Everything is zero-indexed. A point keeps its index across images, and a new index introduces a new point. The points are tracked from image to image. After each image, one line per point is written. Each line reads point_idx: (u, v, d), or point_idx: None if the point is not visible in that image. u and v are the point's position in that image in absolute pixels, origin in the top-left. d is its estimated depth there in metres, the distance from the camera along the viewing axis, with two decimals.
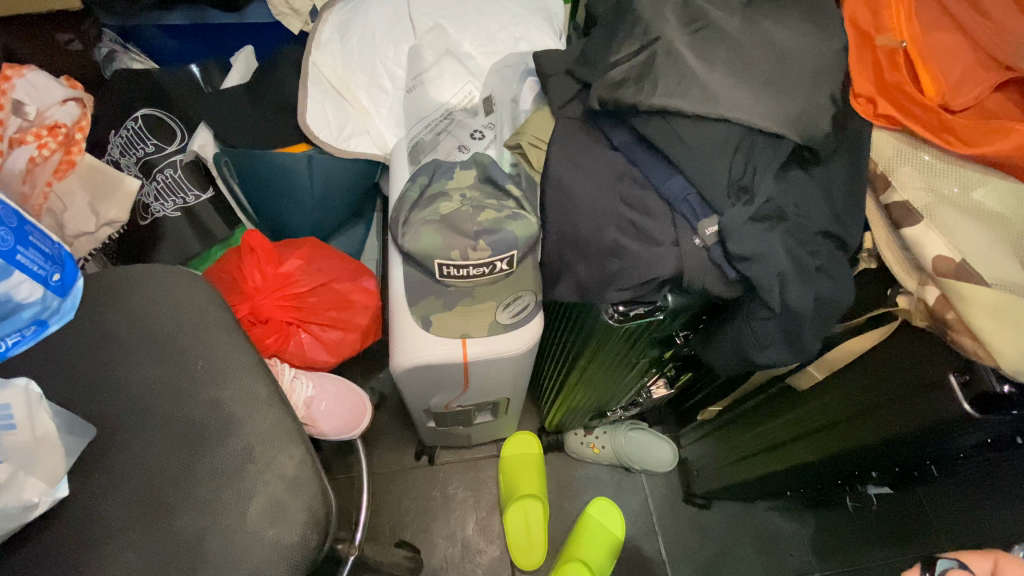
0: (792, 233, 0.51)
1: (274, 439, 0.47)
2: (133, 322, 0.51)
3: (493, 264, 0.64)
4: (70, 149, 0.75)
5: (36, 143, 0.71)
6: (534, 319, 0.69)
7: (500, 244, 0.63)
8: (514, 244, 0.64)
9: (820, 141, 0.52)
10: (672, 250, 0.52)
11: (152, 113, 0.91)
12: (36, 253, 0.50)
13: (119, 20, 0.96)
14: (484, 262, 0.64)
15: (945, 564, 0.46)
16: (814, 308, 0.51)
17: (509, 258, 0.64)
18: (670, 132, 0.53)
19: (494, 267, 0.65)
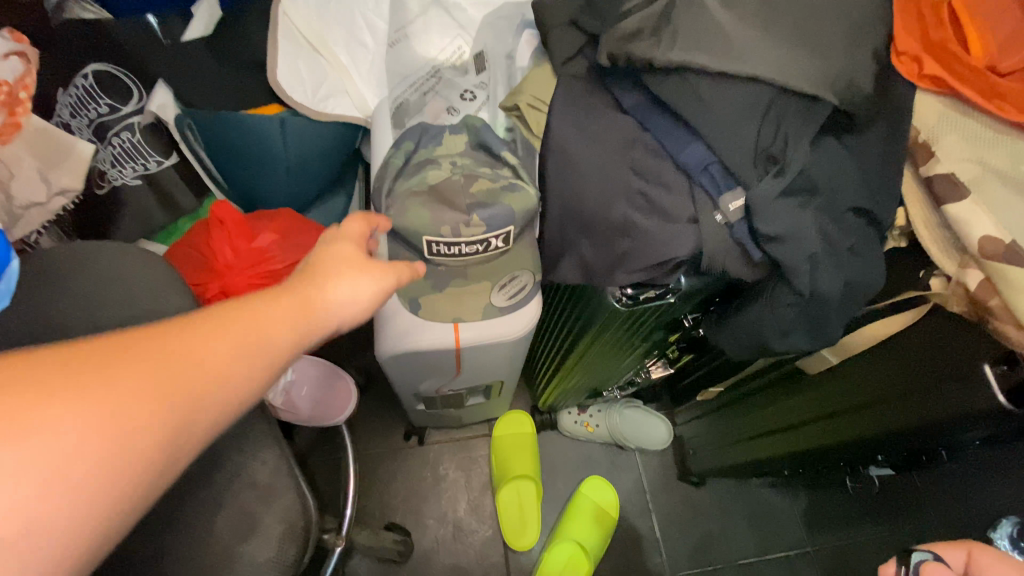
0: (824, 210, 0.46)
1: (243, 444, 0.42)
2: (79, 310, 0.45)
3: (487, 241, 0.58)
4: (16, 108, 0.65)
5: None
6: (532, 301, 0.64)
7: (496, 219, 0.57)
8: (511, 219, 0.57)
9: (860, 104, 0.46)
10: (689, 227, 0.47)
11: (103, 67, 0.79)
12: None
13: None
14: (478, 239, 0.58)
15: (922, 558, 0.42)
16: (843, 293, 0.47)
17: (506, 235, 0.58)
18: (690, 94, 0.47)
19: (489, 244, 0.58)
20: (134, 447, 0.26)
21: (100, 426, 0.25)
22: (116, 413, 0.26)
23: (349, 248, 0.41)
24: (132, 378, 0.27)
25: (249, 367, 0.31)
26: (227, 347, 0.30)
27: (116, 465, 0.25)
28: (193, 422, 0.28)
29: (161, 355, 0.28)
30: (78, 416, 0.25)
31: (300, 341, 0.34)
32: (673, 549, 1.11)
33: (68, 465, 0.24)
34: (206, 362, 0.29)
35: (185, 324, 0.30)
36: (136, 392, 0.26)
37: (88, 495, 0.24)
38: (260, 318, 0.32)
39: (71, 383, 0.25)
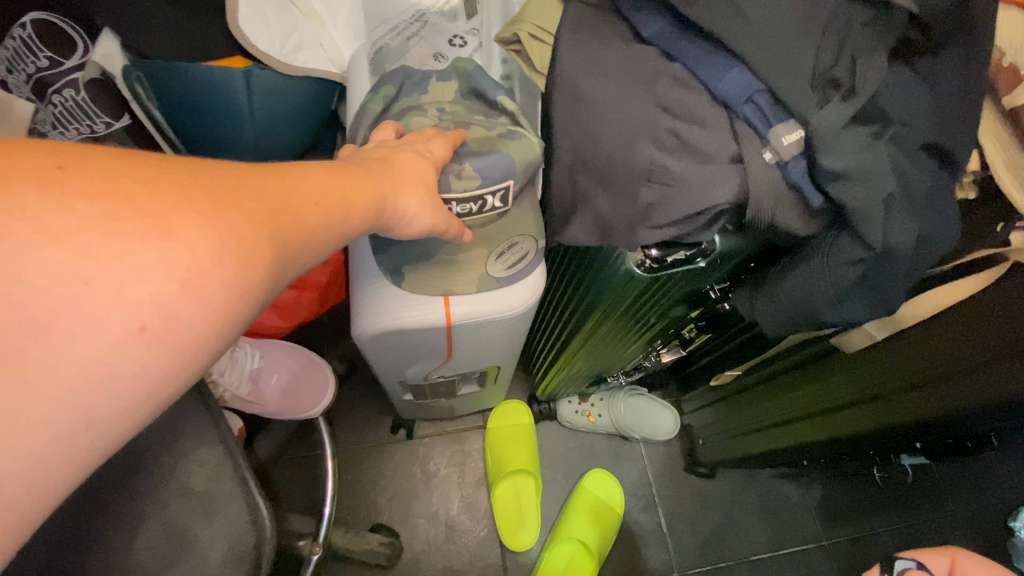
0: (895, 145, 0.38)
1: (179, 440, 0.35)
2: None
3: (483, 199, 0.49)
4: None
5: None
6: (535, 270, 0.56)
7: (493, 174, 0.48)
8: (511, 172, 0.48)
9: (937, 16, 0.38)
10: (732, 168, 0.39)
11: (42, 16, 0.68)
12: None
13: None
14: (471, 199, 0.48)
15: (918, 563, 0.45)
16: (914, 248, 0.39)
17: (504, 193, 0.49)
18: (732, 5, 0.38)
19: (484, 203, 0.49)
20: (262, 284, 0.25)
21: (242, 240, 0.24)
22: (231, 229, 0.24)
23: (426, 167, 0.41)
24: (256, 204, 0.25)
25: (343, 229, 0.31)
26: (332, 204, 0.30)
27: (254, 283, 0.25)
28: (301, 260, 0.28)
29: (278, 194, 0.27)
30: (198, 225, 0.23)
31: (373, 222, 0.35)
32: (682, 546, 1.04)
33: (194, 268, 0.23)
34: (316, 213, 0.29)
35: (298, 175, 0.29)
36: (265, 224, 0.25)
37: (221, 304, 0.24)
38: (348, 186, 0.32)
39: (198, 194, 0.24)
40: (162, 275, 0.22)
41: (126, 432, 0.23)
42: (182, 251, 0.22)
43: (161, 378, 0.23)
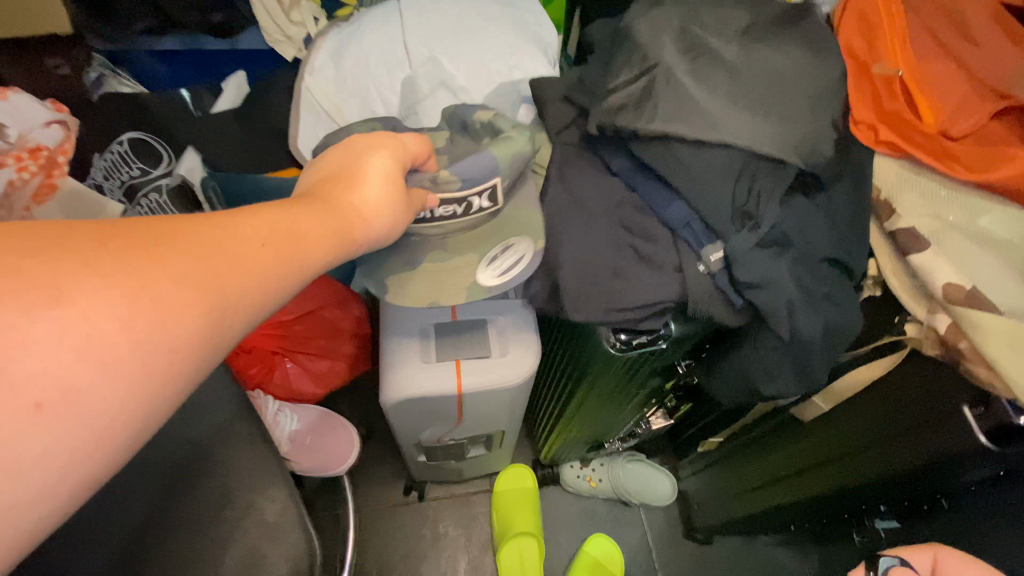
0: (798, 261, 0.50)
1: (253, 483, 0.44)
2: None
3: (468, 199, 0.53)
4: (52, 171, 0.59)
5: (14, 165, 0.55)
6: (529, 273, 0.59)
7: (473, 173, 0.51)
8: (495, 168, 0.53)
9: (823, 166, 0.50)
10: (674, 275, 0.51)
11: (138, 137, 0.85)
12: None
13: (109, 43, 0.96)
14: (455, 198, 0.52)
15: (889, 562, 0.41)
16: (824, 336, 0.50)
17: (490, 190, 0.54)
18: (671, 157, 0.52)
19: (470, 204, 0.53)
20: (197, 338, 0.24)
21: (174, 294, 0.24)
22: (148, 289, 0.23)
23: (389, 173, 0.43)
24: (193, 256, 0.25)
25: (301, 272, 0.31)
26: (290, 247, 0.30)
27: (190, 337, 0.24)
28: (251, 308, 0.28)
29: (224, 242, 0.27)
30: (101, 291, 0.22)
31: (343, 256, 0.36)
32: None
33: (103, 335, 0.22)
34: (268, 261, 0.29)
35: (250, 218, 0.29)
36: (204, 275, 0.25)
37: (140, 371, 0.22)
38: (310, 222, 0.33)
39: (117, 257, 0.23)
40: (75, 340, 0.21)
41: (53, 526, 0.21)
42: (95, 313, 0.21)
43: (85, 457, 0.21)
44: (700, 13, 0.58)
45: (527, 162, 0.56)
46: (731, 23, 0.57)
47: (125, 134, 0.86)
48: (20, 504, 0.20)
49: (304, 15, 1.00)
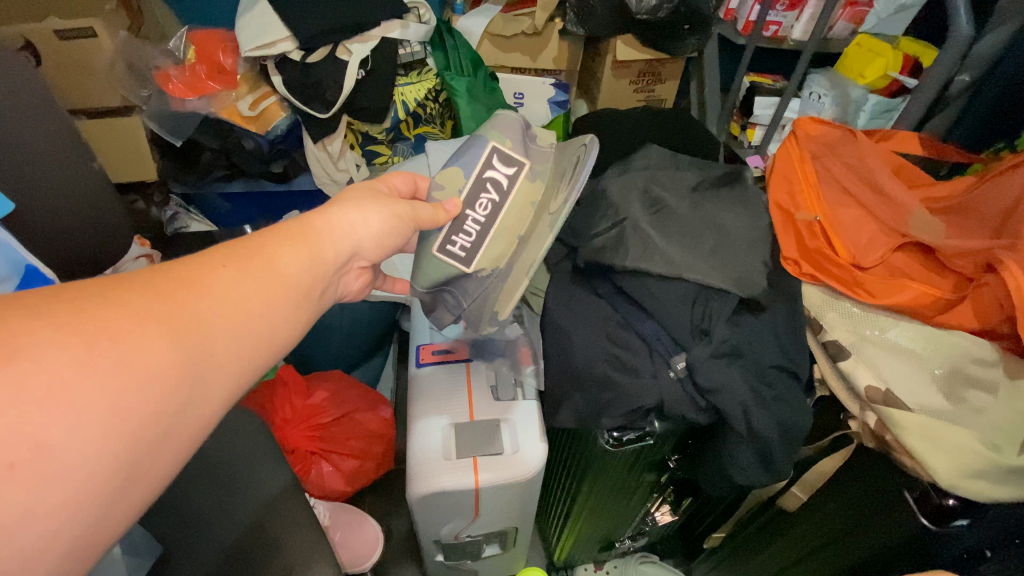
0: (748, 368, 0.62)
1: (307, 558, 0.52)
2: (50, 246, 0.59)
3: (490, 175, 0.61)
4: None
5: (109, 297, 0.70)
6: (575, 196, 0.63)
7: (467, 160, 0.62)
8: (484, 142, 0.62)
9: (760, 294, 0.66)
10: (652, 381, 0.63)
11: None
12: None
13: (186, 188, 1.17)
14: (472, 187, 0.60)
15: None
16: (779, 432, 0.61)
17: (495, 155, 0.61)
18: (642, 286, 0.66)
19: (493, 178, 0.61)
20: (165, 372, 0.32)
21: (132, 330, 0.32)
22: (109, 335, 0.31)
23: (359, 195, 0.51)
24: (157, 300, 0.34)
25: (269, 291, 0.39)
26: (255, 272, 0.39)
27: (156, 369, 0.32)
28: (223, 335, 0.36)
29: (187, 286, 0.36)
30: (60, 347, 0.29)
31: (318, 269, 0.44)
32: None
33: (64, 380, 0.29)
34: (232, 293, 0.37)
35: (214, 260, 0.38)
36: (164, 312, 0.33)
37: (105, 402, 0.30)
38: (275, 250, 0.41)
39: (87, 311, 0.31)
40: (38, 383, 0.28)
41: (81, 527, 0.29)
42: (63, 361, 0.29)
43: (82, 473, 0.29)
44: (658, 176, 0.76)
45: (516, 126, 0.64)
46: (682, 183, 0.76)
47: None
48: (41, 526, 0.27)
49: (349, 163, 1.17)
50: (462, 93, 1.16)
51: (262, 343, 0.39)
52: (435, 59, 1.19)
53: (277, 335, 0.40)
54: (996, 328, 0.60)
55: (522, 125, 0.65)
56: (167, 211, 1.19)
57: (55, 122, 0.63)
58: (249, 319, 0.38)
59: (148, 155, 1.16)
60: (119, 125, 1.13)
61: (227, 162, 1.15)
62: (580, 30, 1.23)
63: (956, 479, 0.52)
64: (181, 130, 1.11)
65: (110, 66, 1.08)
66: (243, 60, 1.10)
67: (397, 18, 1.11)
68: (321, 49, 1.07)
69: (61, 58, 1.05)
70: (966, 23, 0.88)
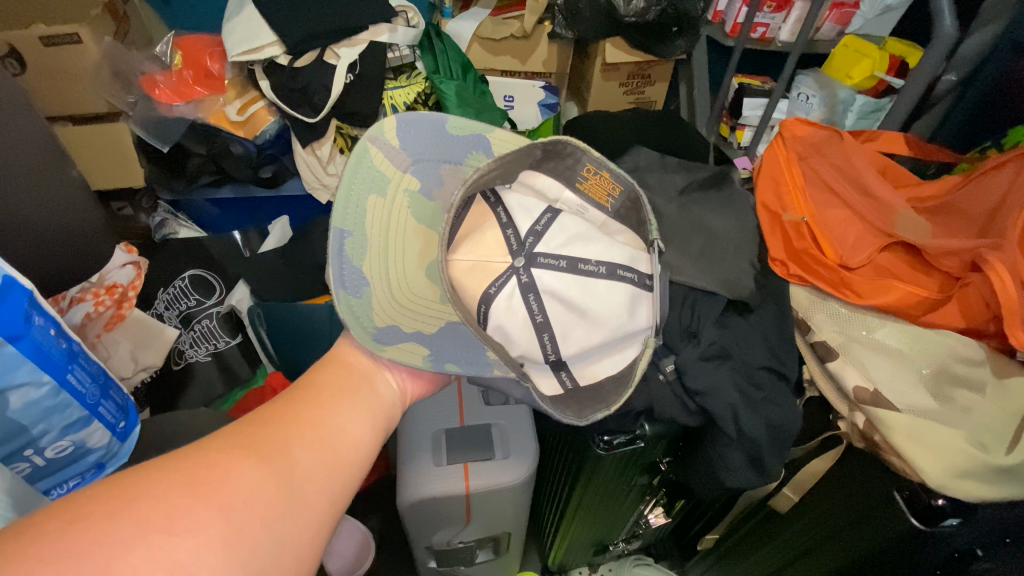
0: (737, 369, 0.62)
1: None
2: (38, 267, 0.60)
3: None
4: (123, 304, 0.75)
5: (92, 300, 0.72)
6: (599, 158, 0.53)
7: None
8: None
9: (748, 295, 0.66)
10: (642, 385, 0.62)
11: (198, 273, 0.99)
12: (84, 373, 0.50)
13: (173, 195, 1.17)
14: None
15: None
16: (769, 434, 0.61)
17: None
18: None
19: None
20: (259, 488, 0.35)
21: (218, 466, 0.34)
22: (198, 472, 0.34)
23: None
24: (224, 441, 0.37)
25: (320, 407, 0.43)
26: (319, 410, 0.43)
27: (260, 500, 0.34)
28: (303, 465, 0.38)
29: (262, 427, 0.39)
30: (166, 488, 0.32)
31: (370, 402, 0.47)
32: None
33: (178, 513, 0.31)
34: (301, 429, 0.40)
35: (280, 405, 0.42)
36: (252, 450, 0.37)
37: (218, 522, 0.32)
38: (326, 389, 0.46)
39: (170, 460, 0.34)
40: (161, 516, 0.30)
41: None
42: (177, 497, 0.32)
43: None
44: (646, 178, 0.76)
45: None
46: (670, 186, 0.76)
47: (186, 271, 0.99)
48: None
49: (339, 167, 1.16)
50: (451, 97, 1.15)
51: (342, 475, 0.41)
52: (424, 62, 1.18)
53: (352, 465, 0.42)
54: (982, 327, 0.61)
55: (423, 122, 0.53)
56: (155, 218, 1.17)
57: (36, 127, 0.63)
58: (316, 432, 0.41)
59: (136, 162, 1.14)
60: (105, 130, 1.10)
61: (215, 168, 1.13)
62: (569, 33, 1.24)
63: (946, 480, 0.52)
64: (168, 136, 1.09)
65: (95, 72, 1.06)
66: (230, 65, 1.09)
67: (385, 21, 1.11)
68: (308, 54, 1.07)
69: (43, 62, 1.03)
70: (950, 24, 0.89)
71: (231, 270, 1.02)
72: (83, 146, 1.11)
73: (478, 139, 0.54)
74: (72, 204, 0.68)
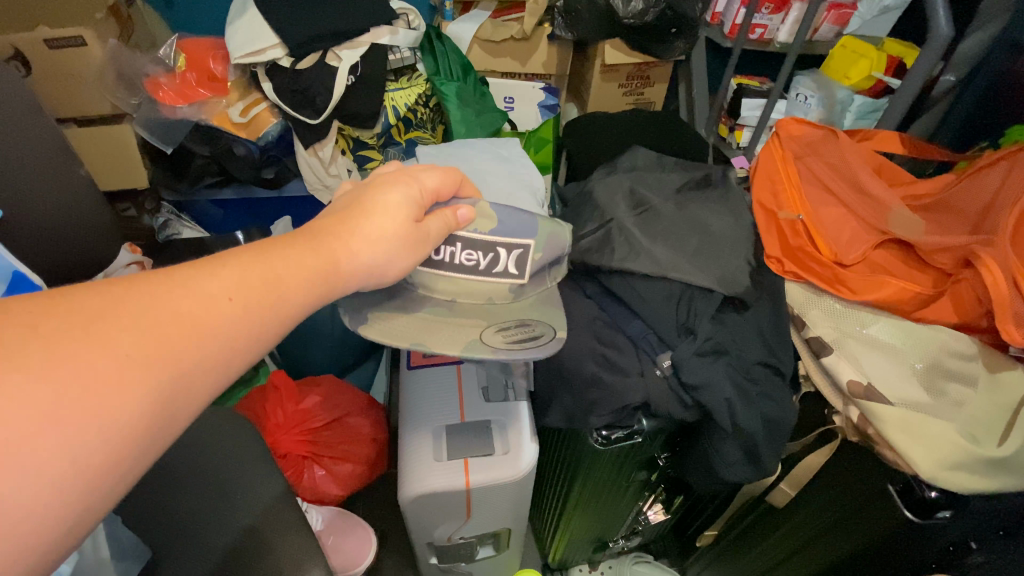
0: (732, 364, 0.63)
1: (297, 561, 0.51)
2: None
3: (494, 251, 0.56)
4: None
5: None
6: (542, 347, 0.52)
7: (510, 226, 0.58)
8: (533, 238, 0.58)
9: (744, 291, 0.66)
10: (639, 380, 0.63)
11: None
12: None
13: (177, 195, 1.18)
14: (484, 242, 0.56)
15: None
16: (764, 428, 0.62)
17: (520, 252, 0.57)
18: (628, 286, 0.67)
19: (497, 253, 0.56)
20: (153, 399, 0.31)
21: (126, 357, 0.30)
22: (106, 358, 0.29)
23: (405, 194, 0.48)
24: (150, 324, 0.32)
25: (260, 320, 0.36)
26: (255, 302, 0.36)
27: (124, 378, 0.30)
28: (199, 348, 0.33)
29: (175, 291, 0.34)
30: (64, 368, 0.28)
31: (316, 298, 0.40)
32: None
33: (69, 396, 0.28)
34: (212, 313, 0.34)
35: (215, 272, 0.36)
36: (158, 348, 0.31)
37: (102, 421, 0.29)
38: (282, 278, 0.38)
39: (83, 329, 0.30)
40: (52, 401, 0.27)
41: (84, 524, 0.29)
42: (69, 380, 0.28)
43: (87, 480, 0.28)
44: (644, 178, 0.77)
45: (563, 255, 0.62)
46: (667, 185, 0.77)
47: None
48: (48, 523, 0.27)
49: (340, 168, 1.17)
50: (451, 97, 1.17)
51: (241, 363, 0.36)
52: (426, 64, 1.20)
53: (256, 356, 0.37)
54: (975, 323, 0.62)
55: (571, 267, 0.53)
56: (159, 218, 1.18)
57: (43, 127, 0.64)
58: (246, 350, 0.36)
59: (138, 163, 1.14)
60: (109, 131, 1.11)
61: (219, 168, 1.15)
62: (569, 34, 1.25)
63: (936, 471, 0.53)
64: (171, 137, 1.11)
65: (100, 75, 1.07)
66: (233, 67, 1.11)
67: (386, 23, 1.12)
68: (310, 56, 1.08)
69: (50, 66, 1.05)
70: (944, 24, 0.90)
71: None
72: (88, 147, 1.12)
73: (556, 246, 0.60)
74: (79, 205, 0.70)
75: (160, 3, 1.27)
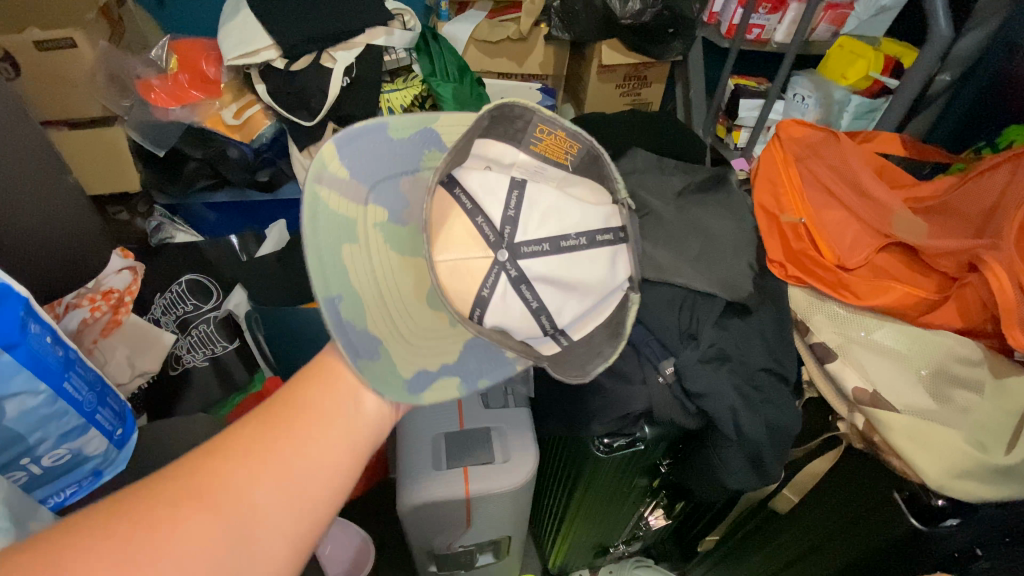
0: (737, 371, 0.62)
1: None
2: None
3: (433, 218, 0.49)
4: (119, 310, 0.73)
5: (88, 307, 0.70)
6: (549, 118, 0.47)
7: None
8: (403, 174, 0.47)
9: (747, 296, 0.66)
10: (642, 387, 0.62)
11: (194, 277, 0.97)
12: (81, 380, 0.49)
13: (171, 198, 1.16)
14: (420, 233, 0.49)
15: None
16: (769, 435, 0.61)
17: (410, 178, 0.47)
18: None
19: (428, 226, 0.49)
20: (223, 547, 0.31)
21: (197, 512, 0.31)
22: (177, 512, 0.30)
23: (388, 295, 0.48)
24: (215, 474, 0.33)
25: (324, 443, 0.36)
26: (314, 427, 0.37)
27: (193, 525, 0.30)
28: (268, 518, 0.33)
29: (244, 438, 0.35)
30: (140, 528, 0.29)
31: (378, 417, 0.40)
32: None
33: (140, 556, 0.28)
34: (280, 451, 0.35)
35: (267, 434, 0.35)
36: (223, 493, 0.32)
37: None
38: (334, 394, 0.39)
39: (158, 492, 0.31)
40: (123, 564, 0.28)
41: None
42: (142, 542, 0.29)
43: None
44: (644, 181, 0.76)
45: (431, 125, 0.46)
46: (668, 188, 0.76)
47: (184, 276, 0.98)
48: None
49: None
50: (448, 98, 1.15)
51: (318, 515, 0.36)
52: (421, 65, 1.18)
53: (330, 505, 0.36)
54: (980, 327, 0.62)
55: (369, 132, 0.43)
56: (152, 222, 1.15)
57: (31, 132, 0.62)
58: (317, 480, 0.35)
59: (129, 164, 1.11)
60: (98, 134, 1.07)
61: (211, 172, 1.14)
62: (565, 35, 1.24)
63: (946, 481, 0.52)
64: (164, 140, 1.10)
65: (90, 77, 1.04)
66: (226, 69, 1.09)
67: (381, 24, 1.10)
68: (305, 57, 1.06)
69: (38, 69, 1.01)
70: (945, 25, 0.89)
71: (229, 275, 1.00)
72: (76, 149, 1.08)
73: (425, 133, 0.46)
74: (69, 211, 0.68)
75: (152, 4, 1.25)
